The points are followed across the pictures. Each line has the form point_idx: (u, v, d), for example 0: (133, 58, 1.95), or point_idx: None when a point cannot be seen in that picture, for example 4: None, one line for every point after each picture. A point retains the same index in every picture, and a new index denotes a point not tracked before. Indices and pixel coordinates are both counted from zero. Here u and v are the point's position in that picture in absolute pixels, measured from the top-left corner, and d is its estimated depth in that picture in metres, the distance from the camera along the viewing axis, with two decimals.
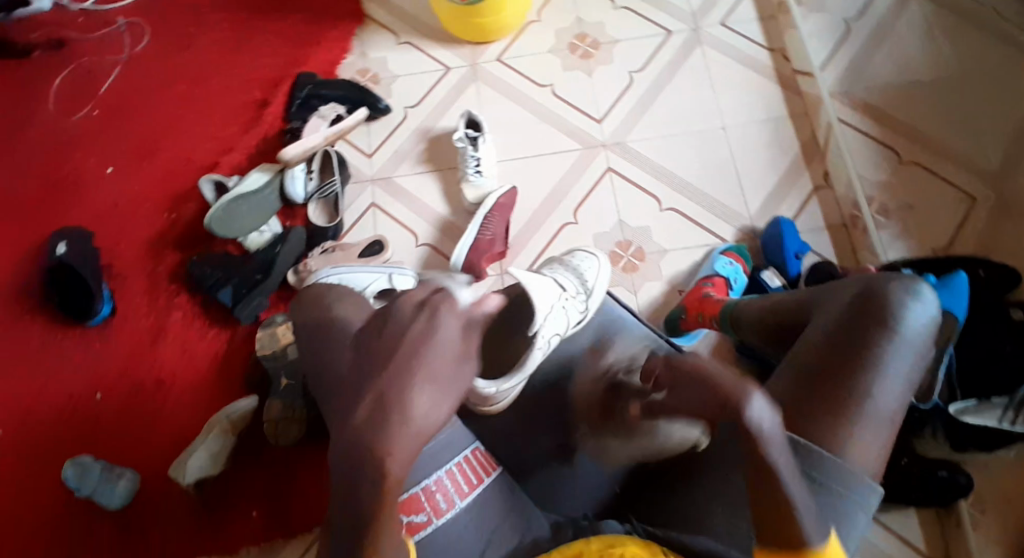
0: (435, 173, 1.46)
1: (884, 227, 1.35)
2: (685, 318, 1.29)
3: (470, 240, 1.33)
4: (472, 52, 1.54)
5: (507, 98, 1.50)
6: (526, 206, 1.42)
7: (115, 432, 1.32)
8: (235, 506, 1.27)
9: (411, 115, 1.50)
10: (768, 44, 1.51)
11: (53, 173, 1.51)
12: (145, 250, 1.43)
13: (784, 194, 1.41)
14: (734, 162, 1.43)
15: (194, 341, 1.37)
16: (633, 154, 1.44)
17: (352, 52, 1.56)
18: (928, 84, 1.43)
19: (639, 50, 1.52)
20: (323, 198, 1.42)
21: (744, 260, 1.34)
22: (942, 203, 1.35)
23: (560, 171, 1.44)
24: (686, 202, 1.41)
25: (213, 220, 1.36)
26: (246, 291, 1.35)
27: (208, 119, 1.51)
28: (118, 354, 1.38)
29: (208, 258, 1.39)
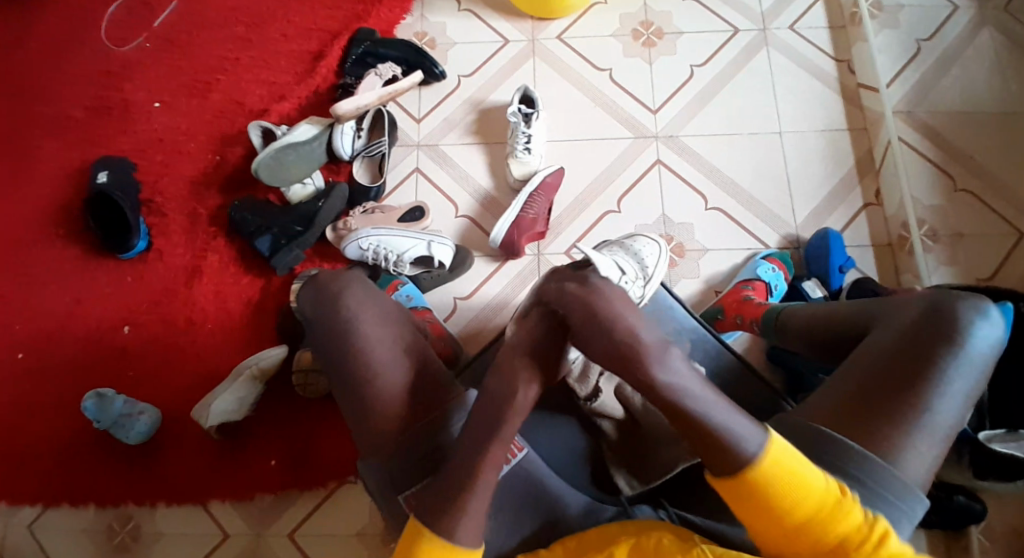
0: (483, 146, 1.45)
1: (931, 251, 1.33)
2: (720, 319, 1.29)
3: (511, 217, 1.33)
4: (533, 27, 1.52)
5: (564, 78, 1.48)
6: (571, 188, 1.41)
7: (140, 367, 1.33)
8: (254, 452, 1.27)
9: (466, 83, 1.49)
10: (835, 55, 1.49)
11: (102, 101, 1.50)
12: (186, 188, 1.43)
13: (833, 207, 1.40)
14: (785, 170, 1.41)
15: (228, 285, 1.37)
16: (684, 150, 1.43)
17: (412, 14, 1.54)
18: (992, 113, 1.40)
19: (703, 45, 1.49)
20: (369, 158, 1.41)
21: (785, 268, 1.33)
22: (994, 233, 1.34)
23: (608, 158, 1.42)
24: (732, 203, 1.40)
25: (261, 167, 1.33)
26: (285, 242, 1.34)
27: (261, 64, 1.50)
28: (151, 290, 1.38)
29: (248, 204, 1.38)
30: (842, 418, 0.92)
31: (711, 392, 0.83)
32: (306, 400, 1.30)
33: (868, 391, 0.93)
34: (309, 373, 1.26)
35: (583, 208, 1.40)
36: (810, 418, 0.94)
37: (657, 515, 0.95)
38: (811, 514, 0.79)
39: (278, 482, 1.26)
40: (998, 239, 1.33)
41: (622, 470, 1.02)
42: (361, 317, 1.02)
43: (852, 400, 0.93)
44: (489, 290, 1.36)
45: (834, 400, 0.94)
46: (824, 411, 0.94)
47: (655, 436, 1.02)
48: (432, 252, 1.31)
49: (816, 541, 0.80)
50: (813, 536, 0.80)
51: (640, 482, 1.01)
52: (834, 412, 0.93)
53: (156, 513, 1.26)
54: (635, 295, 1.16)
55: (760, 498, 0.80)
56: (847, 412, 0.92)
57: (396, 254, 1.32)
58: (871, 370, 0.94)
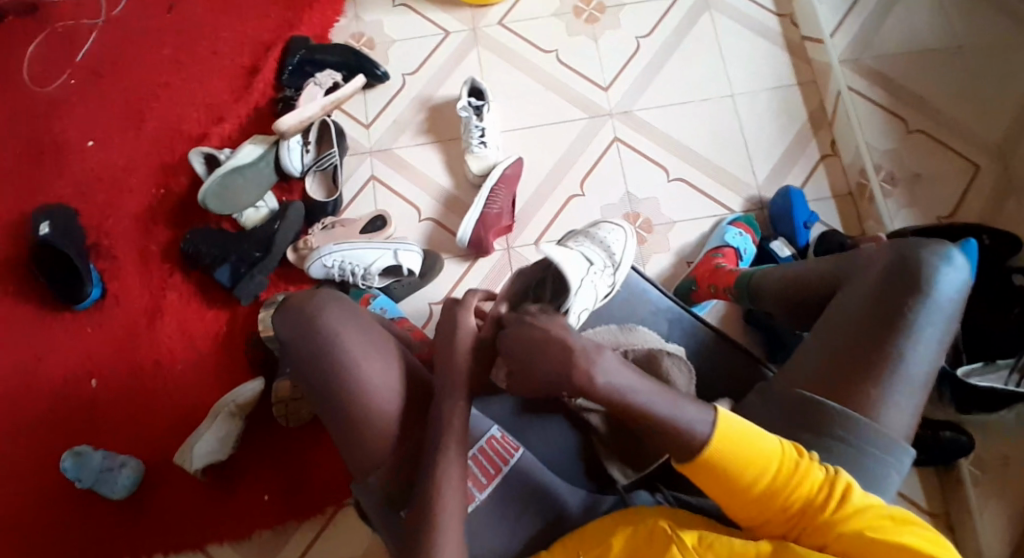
0: (437, 145, 1.41)
1: (891, 195, 1.34)
2: (696, 290, 1.28)
3: (476, 215, 1.29)
4: (472, 15, 1.49)
5: (512, 65, 1.45)
6: (532, 177, 1.39)
7: (115, 419, 1.28)
8: (245, 489, 1.24)
9: (411, 81, 1.45)
10: (777, 10, 1.49)
11: (32, 145, 1.42)
12: (135, 226, 1.37)
13: (791, 164, 1.40)
14: (742, 132, 1.41)
15: (194, 322, 1.32)
16: (639, 125, 1.41)
17: (346, 15, 1.49)
18: (937, 51, 1.40)
19: (646, 15, 1.48)
20: (321, 171, 1.37)
21: (753, 230, 1.33)
22: (949, 170, 1.35)
23: (566, 142, 1.40)
24: (694, 172, 1.39)
25: (207, 195, 1.28)
26: (246, 270, 1.30)
27: (195, 86, 1.43)
28: (114, 337, 1.32)
29: (202, 235, 1.32)
30: (827, 382, 0.92)
31: (682, 400, 0.82)
32: (293, 430, 1.27)
33: (845, 352, 0.92)
34: (289, 402, 1.23)
35: (546, 196, 1.38)
36: (797, 386, 0.94)
37: (656, 500, 0.96)
38: (772, 479, 0.78)
39: (274, 514, 1.23)
40: (954, 175, 1.34)
41: (614, 460, 1.01)
42: (343, 335, 0.96)
43: (832, 362, 0.93)
44: (464, 290, 1.34)
45: (816, 364, 0.94)
46: (806, 375, 0.94)
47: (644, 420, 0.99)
48: (400, 260, 1.27)
49: (784, 507, 0.78)
50: (781, 502, 0.78)
51: (634, 469, 1.00)
52: (815, 378, 0.93)
53: None
54: (606, 285, 1.12)
55: (720, 470, 0.79)
56: (832, 374, 0.92)
57: (363, 267, 1.28)
58: (845, 330, 0.94)
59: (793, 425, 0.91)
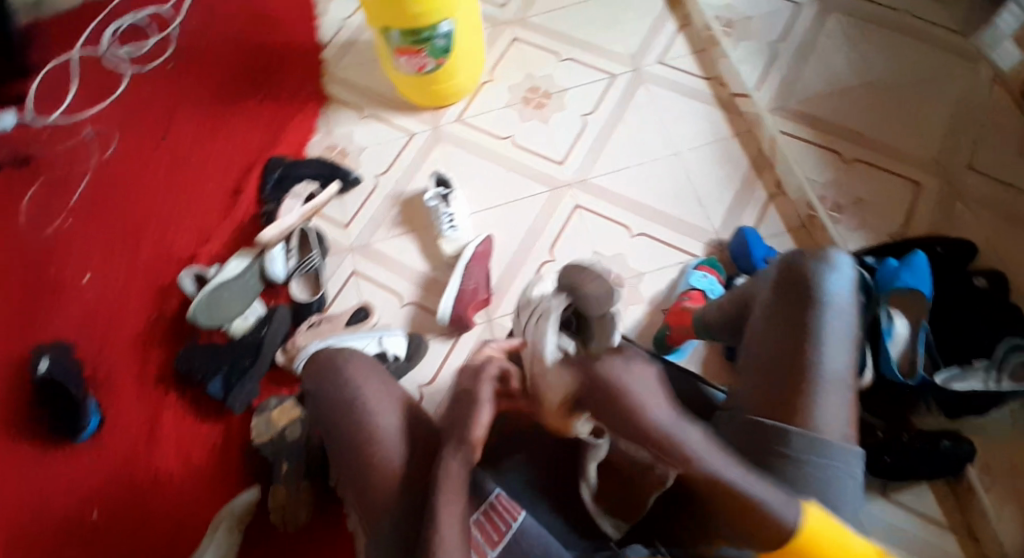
0: (413, 234, 1.50)
1: (841, 222, 1.42)
2: (670, 334, 1.32)
3: (454, 291, 1.36)
4: (432, 116, 1.61)
5: (475, 156, 1.56)
6: (505, 252, 1.46)
7: (115, 541, 1.26)
8: None
9: (383, 181, 1.55)
10: (705, 74, 1.62)
11: (32, 285, 1.49)
12: (129, 348, 1.41)
13: (744, 208, 1.48)
14: (691, 185, 1.51)
15: (188, 435, 1.33)
16: (596, 191, 1.51)
17: (319, 131, 1.61)
18: (859, 87, 1.54)
19: (588, 94, 1.61)
20: (305, 274, 1.43)
21: (716, 272, 1.39)
22: (891, 192, 1.44)
23: (531, 216, 1.49)
24: (654, 227, 1.47)
25: (198, 310, 1.36)
26: (237, 379, 1.33)
27: (182, 212, 1.53)
28: (113, 461, 1.33)
29: (194, 349, 1.37)
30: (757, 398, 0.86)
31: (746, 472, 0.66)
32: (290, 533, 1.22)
33: (762, 369, 0.87)
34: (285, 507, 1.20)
35: (518, 267, 1.45)
36: (738, 411, 0.87)
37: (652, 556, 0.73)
38: None
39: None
40: (899, 198, 1.43)
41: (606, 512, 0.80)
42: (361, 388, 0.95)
43: (755, 382, 0.87)
44: (452, 365, 1.38)
45: (743, 391, 0.88)
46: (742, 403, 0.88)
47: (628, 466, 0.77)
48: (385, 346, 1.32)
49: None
50: None
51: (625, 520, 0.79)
52: (747, 400, 0.87)
53: None
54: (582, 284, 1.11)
55: None
56: (764, 391, 0.87)
57: None
58: (766, 350, 0.88)
59: (745, 449, 0.84)
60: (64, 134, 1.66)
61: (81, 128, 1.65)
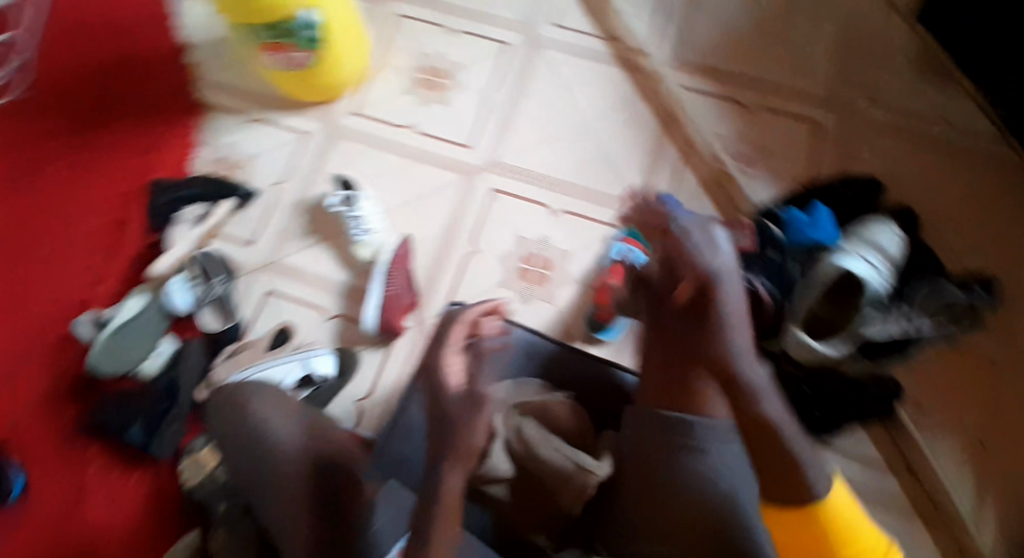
0: (324, 242, 1.25)
1: (754, 177, 1.17)
2: (599, 311, 1.12)
3: (375, 301, 1.15)
4: (322, 113, 1.33)
5: (374, 148, 1.30)
6: (425, 252, 1.22)
7: None
8: None
9: (282, 190, 1.29)
10: (603, 32, 1.30)
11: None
12: (39, 413, 1.19)
13: (654, 171, 1.21)
14: (602, 153, 1.23)
15: (120, 492, 1.15)
16: (512, 170, 1.24)
17: (203, 144, 1.31)
18: (750, 30, 1.25)
19: (483, 70, 1.30)
20: (214, 303, 1.20)
21: (639, 245, 1.12)
22: (796, 139, 1.18)
23: (445, 209, 1.24)
24: (574, 203, 1.21)
25: (97, 359, 1.15)
26: (158, 423, 1.14)
27: (65, 263, 1.26)
28: (42, 531, 1.14)
29: (107, 399, 1.17)
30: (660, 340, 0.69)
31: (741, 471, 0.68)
32: None
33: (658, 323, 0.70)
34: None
35: (444, 262, 1.21)
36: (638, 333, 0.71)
37: None
38: None
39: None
40: (804, 144, 1.17)
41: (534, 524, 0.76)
42: (270, 417, 0.77)
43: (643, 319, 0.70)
44: (390, 377, 1.17)
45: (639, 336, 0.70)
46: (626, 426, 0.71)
47: (543, 477, 0.72)
48: (312, 367, 1.12)
49: None
50: None
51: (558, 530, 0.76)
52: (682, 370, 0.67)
53: None
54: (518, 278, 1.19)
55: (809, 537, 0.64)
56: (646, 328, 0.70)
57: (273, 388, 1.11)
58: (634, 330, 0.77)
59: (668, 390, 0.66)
60: None
61: None
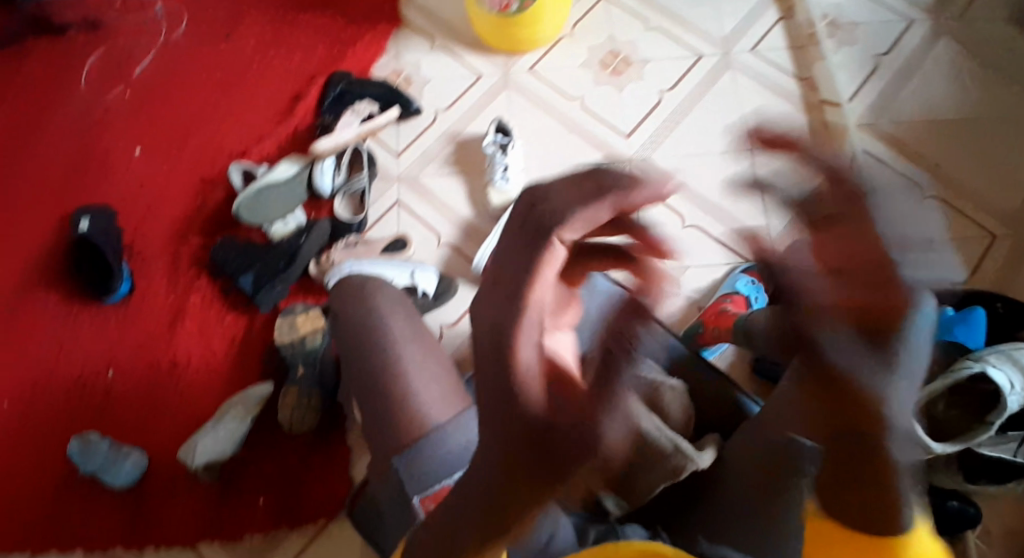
0: (462, 176, 1.28)
1: None
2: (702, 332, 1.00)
3: (493, 242, 1.16)
4: (506, 61, 1.37)
5: (537, 108, 1.32)
6: None
7: (123, 405, 1.16)
8: (239, 492, 1.09)
9: (443, 117, 1.34)
10: (797, 74, 1.31)
11: (83, 157, 1.36)
12: (172, 234, 1.29)
13: None
14: None
15: (210, 326, 1.21)
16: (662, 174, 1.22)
17: (387, 52, 1.39)
18: (951, 121, 1.23)
19: (671, 70, 1.32)
20: (351, 194, 1.26)
21: None
22: (963, 239, 1.14)
23: None
24: (713, 222, 1.14)
25: (241, 207, 1.23)
26: (268, 280, 1.20)
27: (241, 116, 1.37)
28: (135, 336, 1.21)
29: (232, 242, 1.24)
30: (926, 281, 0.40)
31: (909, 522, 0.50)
32: (292, 439, 1.12)
33: None
34: (294, 408, 1.09)
35: None
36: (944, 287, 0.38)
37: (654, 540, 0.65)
38: None
39: (263, 521, 1.07)
40: (968, 248, 1.13)
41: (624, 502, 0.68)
42: (388, 313, 0.92)
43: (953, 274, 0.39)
44: None
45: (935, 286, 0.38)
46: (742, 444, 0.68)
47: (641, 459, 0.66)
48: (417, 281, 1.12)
49: None
50: None
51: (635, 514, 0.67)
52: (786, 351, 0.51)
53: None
54: None
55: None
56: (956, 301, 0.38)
57: None
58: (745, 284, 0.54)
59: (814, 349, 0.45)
60: (140, 7, 1.51)
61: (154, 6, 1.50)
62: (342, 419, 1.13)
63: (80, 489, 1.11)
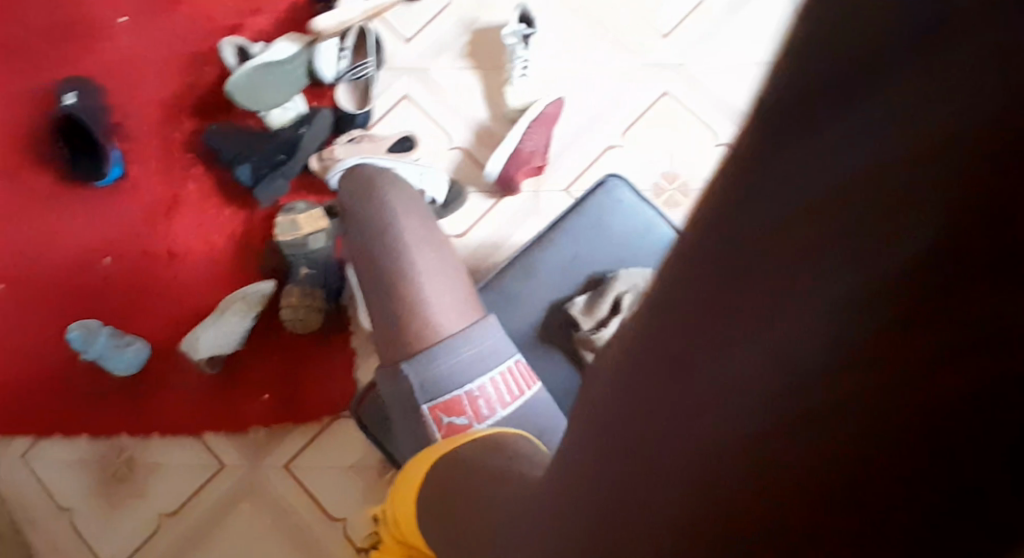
0: (478, 71, 1.22)
1: None
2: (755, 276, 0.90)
3: (508, 149, 1.11)
4: None
5: None
6: (573, 119, 1.18)
7: (123, 293, 1.14)
8: (243, 385, 1.10)
9: (457, 1, 1.25)
10: None
11: (73, 19, 1.26)
12: (165, 115, 1.22)
13: None
14: None
15: (210, 216, 1.17)
16: (695, 82, 1.20)
17: None
18: None
19: None
20: (354, 81, 1.19)
21: None
22: None
23: (614, 87, 1.20)
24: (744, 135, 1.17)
25: (235, 87, 1.14)
26: (268, 171, 1.15)
27: None
28: (131, 221, 1.18)
29: (228, 130, 1.18)
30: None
31: None
32: (295, 337, 1.11)
33: None
34: (299, 307, 1.07)
35: (582, 141, 1.18)
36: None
37: None
38: None
39: (265, 414, 1.09)
40: None
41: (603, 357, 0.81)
42: (398, 209, 0.88)
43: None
44: (486, 226, 1.14)
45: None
46: None
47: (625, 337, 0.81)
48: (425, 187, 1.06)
49: None
50: None
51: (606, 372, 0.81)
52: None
53: (149, 443, 1.09)
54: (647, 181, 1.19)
55: None
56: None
57: None
58: None
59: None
60: None
61: None
62: (344, 321, 1.12)
63: (80, 372, 1.11)
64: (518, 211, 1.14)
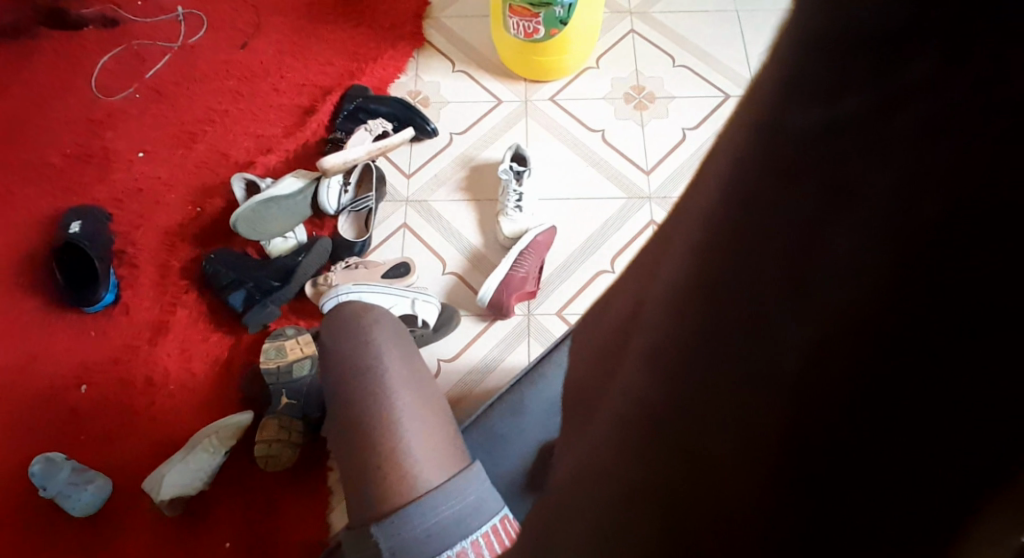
0: (474, 204, 1.20)
1: None
2: None
3: (499, 274, 1.06)
4: (526, 88, 1.30)
5: (557, 139, 1.24)
6: (561, 249, 1.14)
7: (92, 426, 1.01)
8: (206, 533, 0.94)
9: (458, 141, 1.25)
10: None
11: (79, 149, 1.24)
12: (163, 240, 1.15)
13: None
14: None
15: (196, 341, 1.07)
16: None
17: (406, 73, 1.32)
18: None
19: (698, 108, 1.26)
20: (356, 213, 1.16)
21: None
22: None
23: (597, 220, 1.16)
24: None
25: (239, 219, 1.06)
26: (259, 298, 1.07)
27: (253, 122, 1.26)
28: (113, 347, 1.07)
29: (225, 255, 1.11)
30: (819, 207, 0.18)
31: None
32: (274, 477, 0.98)
33: None
34: (274, 441, 0.96)
35: (573, 268, 1.13)
36: (944, 131, 0.16)
37: None
38: None
39: None
40: None
41: None
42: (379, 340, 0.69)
43: (841, 176, 0.17)
44: (476, 352, 1.07)
45: (874, 13, 0.16)
46: None
47: None
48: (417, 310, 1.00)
49: None
50: None
51: None
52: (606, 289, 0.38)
53: None
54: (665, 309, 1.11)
55: None
56: (1000, 185, 0.16)
57: None
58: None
59: (763, 375, 0.22)
60: (155, 9, 1.40)
61: (174, 6, 1.39)
62: (324, 457, 1.00)
63: (31, 521, 0.95)
64: (510, 338, 1.07)
